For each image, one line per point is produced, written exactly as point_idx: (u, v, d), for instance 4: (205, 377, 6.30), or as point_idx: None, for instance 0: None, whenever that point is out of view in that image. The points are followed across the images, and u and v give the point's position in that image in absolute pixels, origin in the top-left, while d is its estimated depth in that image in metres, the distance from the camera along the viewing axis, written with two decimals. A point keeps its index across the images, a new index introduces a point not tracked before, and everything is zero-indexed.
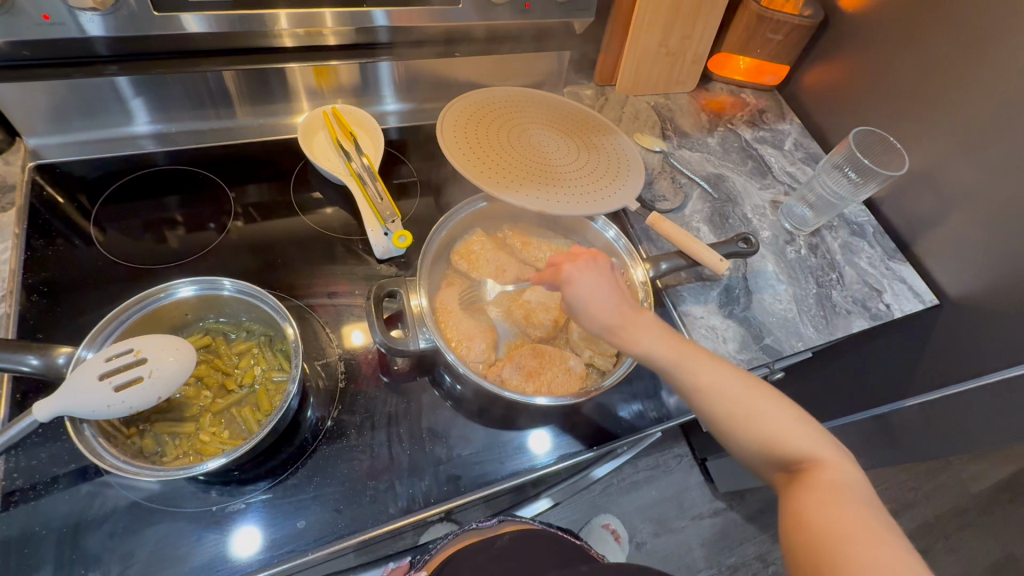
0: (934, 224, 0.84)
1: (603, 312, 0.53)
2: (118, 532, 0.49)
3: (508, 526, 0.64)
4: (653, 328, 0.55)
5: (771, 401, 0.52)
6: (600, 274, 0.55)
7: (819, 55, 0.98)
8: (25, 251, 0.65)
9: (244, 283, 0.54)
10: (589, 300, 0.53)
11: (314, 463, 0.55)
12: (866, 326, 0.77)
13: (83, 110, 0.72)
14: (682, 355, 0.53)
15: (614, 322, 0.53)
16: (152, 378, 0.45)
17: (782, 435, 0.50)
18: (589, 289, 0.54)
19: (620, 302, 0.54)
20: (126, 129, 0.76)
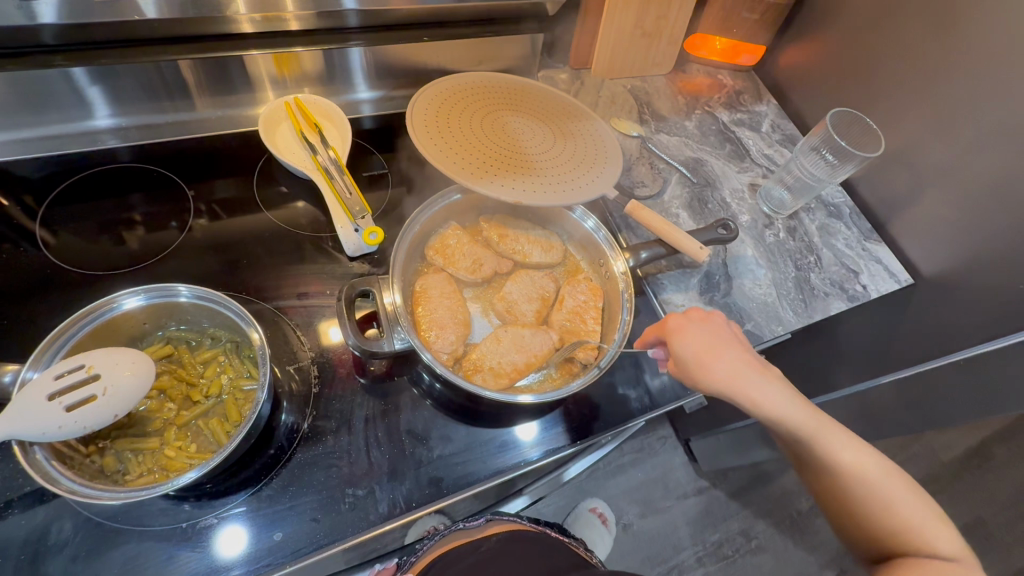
0: (908, 204, 0.84)
1: (719, 363, 0.54)
2: (80, 555, 0.47)
3: (498, 526, 0.64)
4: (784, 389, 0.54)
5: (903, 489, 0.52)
6: (712, 326, 0.57)
7: (796, 34, 0.97)
8: None
9: (204, 288, 0.51)
10: (698, 352, 0.54)
11: (290, 471, 0.53)
12: (844, 308, 0.78)
13: (25, 104, 0.66)
14: (817, 422, 0.53)
15: (732, 373, 0.53)
16: (107, 396, 0.42)
17: (906, 518, 0.51)
18: (700, 338, 0.55)
19: (740, 354, 0.55)
20: (83, 124, 0.70)
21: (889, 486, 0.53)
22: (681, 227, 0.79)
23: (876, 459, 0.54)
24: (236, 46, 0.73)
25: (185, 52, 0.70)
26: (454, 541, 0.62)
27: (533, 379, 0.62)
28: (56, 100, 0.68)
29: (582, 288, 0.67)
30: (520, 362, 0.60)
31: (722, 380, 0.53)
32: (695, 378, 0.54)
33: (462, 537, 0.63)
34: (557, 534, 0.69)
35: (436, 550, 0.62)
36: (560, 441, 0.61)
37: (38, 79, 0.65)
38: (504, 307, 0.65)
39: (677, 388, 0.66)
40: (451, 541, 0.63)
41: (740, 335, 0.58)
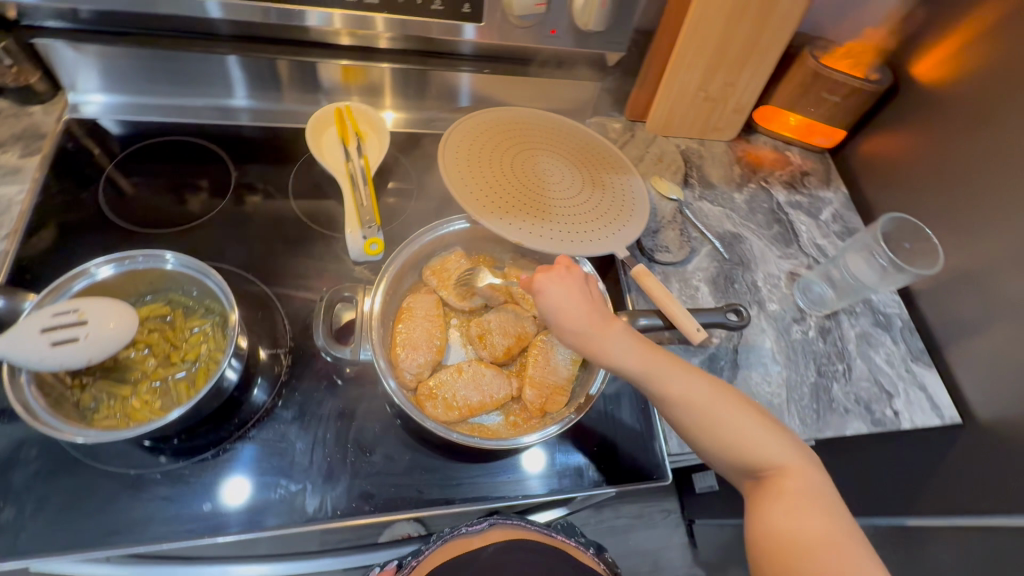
0: (973, 333, 0.74)
1: (570, 320, 0.55)
2: (43, 476, 0.52)
3: (499, 531, 0.63)
4: (624, 337, 0.54)
5: (747, 413, 0.52)
6: (569, 283, 0.56)
7: (882, 124, 0.89)
8: (39, 194, 0.71)
9: (187, 258, 0.55)
10: (557, 309, 0.56)
11: (239, 448, 0.56)
12: (864, 432, 0.71)
13: (174, 79, 0.78)
14: (651, 366, 0.53)
15: (583, 333, 0.55)
16: (87, 340, 0.47)
17: (751, 438, 0.51)
18: (559, 299, 0.56)
19: (590, 312, 0.55)
20: (225, 100, 0.82)
21: (716, 407, 0.52)
22: (697, 301, 0.75)
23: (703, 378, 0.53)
24: (335, 55, 0.79)
25: (287, 54, 0.77)
26: (454, 549, 0.63)
27: (491, 419, 0.62)
28: (151, 75, 0.77)
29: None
30: (480, 401, 0.60)
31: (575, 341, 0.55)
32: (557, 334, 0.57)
33: (464, 546, 0.63)
34: (572, 547, 0.66)
35: (438, 555, 0.62)
36: (523, 487, 0.59)
37: (196, 61, 0.76)
38: (480, 337, 0.65)
39: (642, 468, 0.62)
40: (453, 546, 0.63)
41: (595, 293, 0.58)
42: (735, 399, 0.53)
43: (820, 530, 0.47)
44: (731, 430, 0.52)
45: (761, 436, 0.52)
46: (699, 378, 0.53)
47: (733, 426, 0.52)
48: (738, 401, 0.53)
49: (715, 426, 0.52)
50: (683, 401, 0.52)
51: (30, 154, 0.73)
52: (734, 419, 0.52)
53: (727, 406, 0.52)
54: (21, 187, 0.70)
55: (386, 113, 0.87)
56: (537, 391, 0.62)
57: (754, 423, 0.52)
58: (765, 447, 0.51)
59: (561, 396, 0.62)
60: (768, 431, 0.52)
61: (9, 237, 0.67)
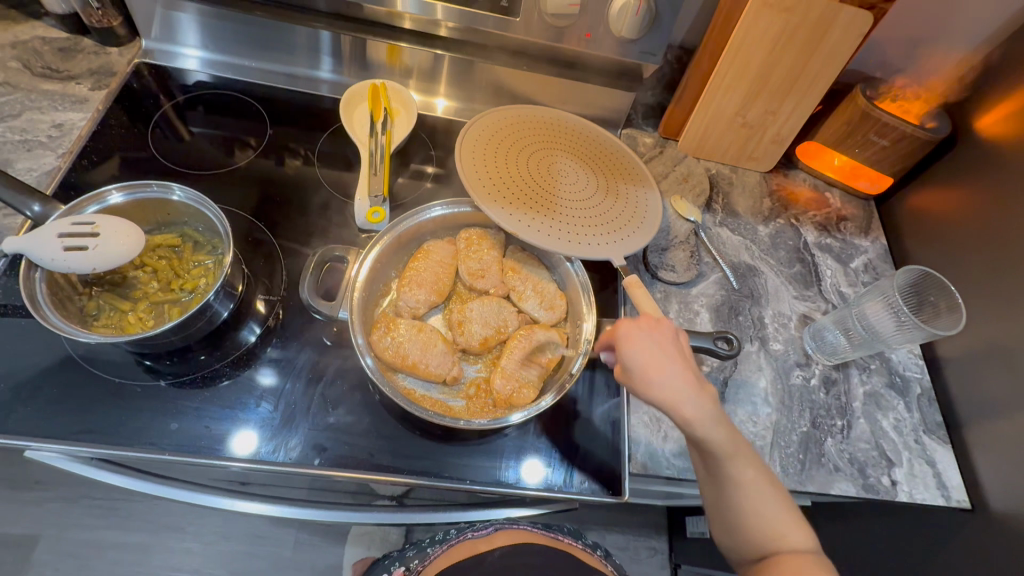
0: (998, 413, 0.67)
1: (663, 378, 0.48)
2: (42, 368, 0.58)
3: (504, 536, 0.67)
4: (715, 405, 0.48)
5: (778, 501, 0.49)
6: (666, 338, 0.50)
7: (934, 177, 0.83)
8: (97, 124, 0.78)
9: (194, 192, 0.59)
10: (647, 362, 0.48)
11: (217, 379, 0.60)
12: (851, 495, 0.66)
13: (257, 44, 0.84)
14: (734, 441, 0.48)
15: (677, 389, 0.47)
16: (95, 250, 0.52)
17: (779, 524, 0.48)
18: (649, 351, 0.49)
19: (684, 374, 0.48)
20: (313, 72, 0.87)
21: (757, 494, 0.49)
22: (695, 326, 0.73)
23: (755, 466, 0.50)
24: (399, 39, 0.82)
25: (354, 32, 0.81)
26: (462, 550, 0.65)
27: (457, 400, 0.63)
28: (217, 34, 0.84)
29: (550, 333, 0.65)
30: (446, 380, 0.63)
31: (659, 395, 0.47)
32: (636, 387, 0.49)
33: (471, 549, 0.65)
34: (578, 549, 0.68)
35: (445, 557, 0.65)
36: (476, 474, 0.59)
37: (279, 31, 0.82)
38: (459, 323, 0.66)
39: (601, 481, 0.61)
40: (461, 548, 0.66)
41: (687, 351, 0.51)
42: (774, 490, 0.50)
43: None
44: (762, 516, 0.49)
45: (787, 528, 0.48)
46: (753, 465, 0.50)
47: (769, 511, 0.49)
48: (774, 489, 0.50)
49: (755, 508, 0.49)
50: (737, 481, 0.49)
51: (100, 88, 0.81)
52: (769, 503, 0.49)
53: (774, 492, 0.49)
54: (85, 116, 0.78)
55: (439, 100, 0.90)
56: (508, 382, 0.62)
57: (786, 508, 0.50)
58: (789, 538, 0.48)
59: (527, 391, 0.62)
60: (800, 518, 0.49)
61: (64, 157, 0.74)
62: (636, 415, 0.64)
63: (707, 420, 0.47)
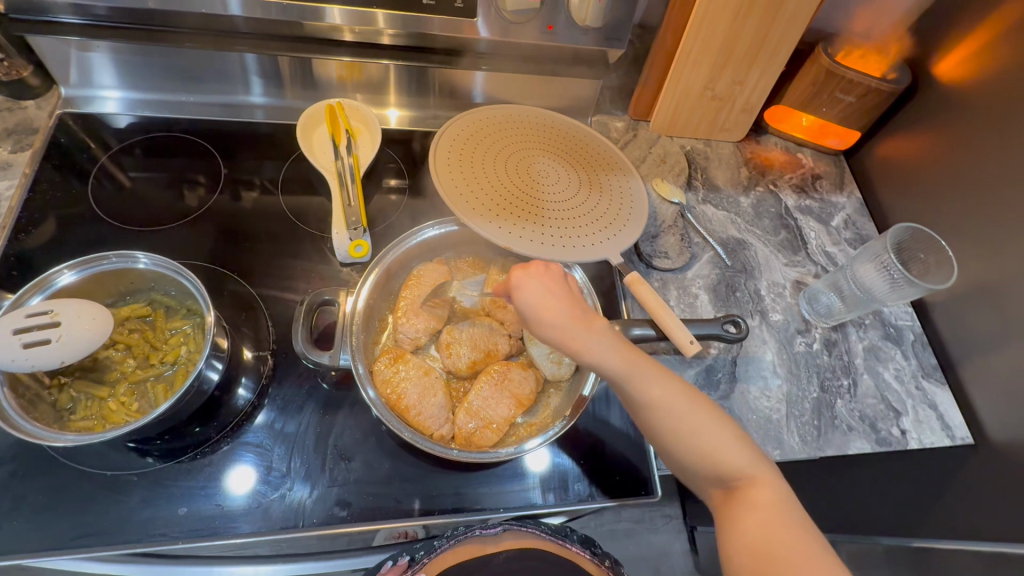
0: (988, 350, 0.70)
1: (554, 316, 0.50)
2: (21, 475, 0.52)
3: (511, 539, 0.56)
4: (603, 336, 0.50)
5: (707, 417, 0.50)
6: (552, 282, 0.52)
7: (899, 126, 0.84)
8: (28, 189, 0.70)
9: (161, 257, 0.54)
10: (537, 306, 0.50)
11: (218, 451, 0.56)
12: (867, 451, 0.68)
13: (186, 76, 0.78)
14: (631, 364, 0.50)
15: (560, 330, 0.50)
16: (60, 342, 0.46)
17: (717, 447, 0.49)
18: (539, 296, 0.51)
19: (571, 311, 0.51)
20: (242, 98, 0.81)
21: (687, 417, 0.50)
22: (696, 310, 0.72)
23: (666, 382, 0.51)
24: (333, 51, 0.76)
25: (286, 50, 0.75)
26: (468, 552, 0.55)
27: None
28: (139, 71, 0.76)
29: (527, 373, 0.62)
30: (450, 416, 0.60)
31: (554, 337, 0.50)
32: (534, 331, 0.51)
33: (475, 550, 0.55)
34: (587, 561, 0.57)
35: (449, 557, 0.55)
36: (509, 501, 0.58)
37: (209, 59, 0.75)
38: (448, 345, 0.63)
39: (635, 482, 0.60)
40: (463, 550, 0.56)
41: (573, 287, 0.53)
42: (703, 406, 0.51)
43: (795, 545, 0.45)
44: (692, 438, 0.49)
45: (724, 441, 0.49)
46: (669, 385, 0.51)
47: (707, 439, 0.49)
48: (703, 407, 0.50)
49: (685, 434, 0.49)
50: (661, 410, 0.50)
51: (23, 149, 0.73)
52: (705, 431, 0.49)
53: (689, 407, 0.50)
54: (12, 182, 0.70)
55: (390, 111, 0.85)
56: (510, 404, 0.60)
57: (722, 429, 0.50)
58: (727, 450, 0.49)
59: (491, 432, 0.59)
60: (740, 440, 0.50)
61: None
62: None
63: (592, 351, 0.49)
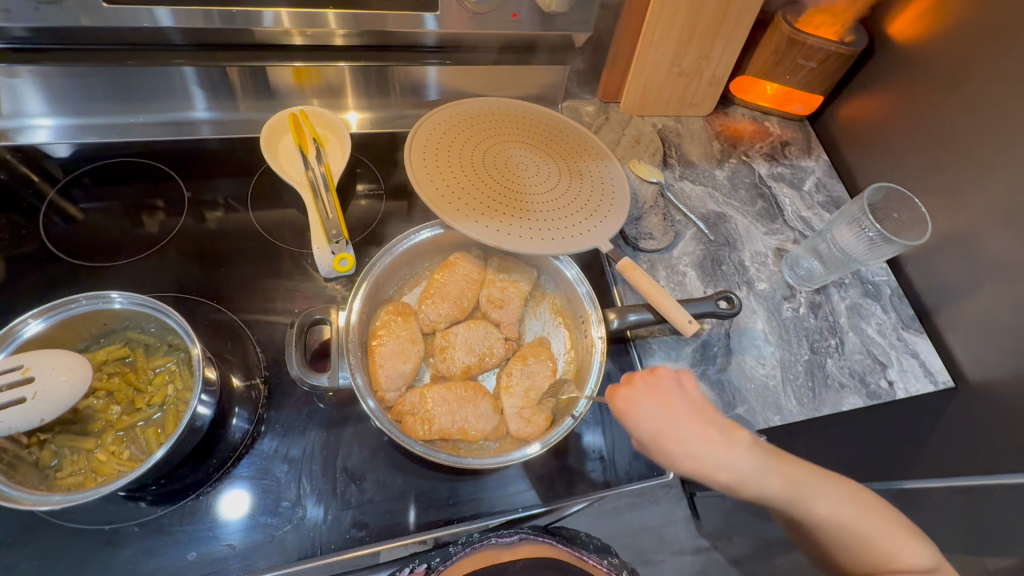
0: (961, 296, 0.73)
1: (680, 446, 0.49)
2: (11, 542, 0.49)
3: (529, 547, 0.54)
4: (744, 449, 0.49)
5: (874, 517, 0.49)
6: (671, 402, 0.50)
7: (860, 87, 0.86)
8: None
9: (137, 295, 0.51)
10: (658, 430, 0.49)
11: (221, 489, 0.53)
12: (860, 406, 0.70)
13: (128, 96, 0.73)
14: (790, 483, 0.49)
15: (700, 458, 0.48)
16: (36, 399, 0.43)
17: (883, 546, 0.48)
18: (659, 420, 0.50)
19: (704, 432, 0.49)
20: (185, 114, 0.76)
21: (852, 516, 0.49)
22: (686, 288, 0.73)
23: (834, 487, 0.50)
24: (284, 57, 0.73)
25: (235, 60, 0.71)
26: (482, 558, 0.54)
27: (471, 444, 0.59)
28: (76, 95, 0.71)
29: (528, 371, 0.62)
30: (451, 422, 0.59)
31: (687, 467, 0.48)
32: (660, 460, 0.50)
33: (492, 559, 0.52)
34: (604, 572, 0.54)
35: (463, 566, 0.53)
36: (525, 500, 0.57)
37: (150, 76, 0.71)
38: (443, 349, 0.62)
39: (646, 464, 0.61)
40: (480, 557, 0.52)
41: (698, 401, 0.51)
42: (865, 498, 0.50)
43: None
44: (859, 541, 0.48)
45: (886, 535, 0.48)
46: (830, 488, 0.50)
47: (878, 540, 0.48)
48: (866, 508, 0.49)
49: (860, 539, 0.48)
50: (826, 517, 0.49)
51: None
52: (868, 527, 0.49)
53: (865, 512, 0.49)
54: None
55: (350, 114, 0.82)
56: (515, 398, 0.60)
57: (890, 524, 0.49)
58: (893, 545, 0.48)
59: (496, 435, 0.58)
60: (908, 534, 0.49)
61: None
62: None
63: (753, 475, 0.48)
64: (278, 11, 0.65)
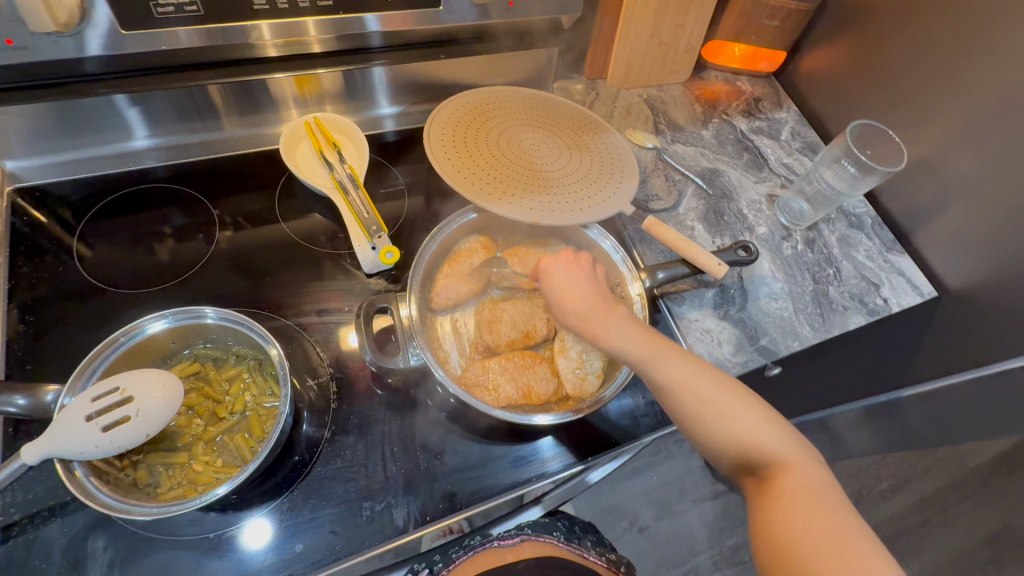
0: (933, 215, 0.81)
1: (575, 303, 0.59)
2: (121, 562, 0.50)
3: (529, 547, 0.65)
4: (622, 319, 0.58)
5: (743, 405, 0.54)
6: (575, 270, 0.61)
7: (818, 39, 0.94)
8: (8, 276, 0.64)
9: (227, 310, 0.54)
10: (561, 291, 0.59)
11: (311, 484, 0.55)
12: (863, 323, 0.77)
13: (78, 128, 0.71)
14: (652, 351, 0.56)
15: (584, 312, 0.58)
16: (139, 417, 0.45)
17: (752, 433, 0.53)
18: (562, 282, 0.60)
19: (594, 297, 0.59)
20: (125, 145, 0.75)
21: (725, 406, 0.53)
22: (697, 240, 0.79)
23: (707, 378, 0.54)
24: (263, 70, 0.74)
25: (213, 77, 0.72)
26: (486, 560, 0.63)
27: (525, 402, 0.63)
28: (80, 129, 0.71)
29: (579, 334, 0.66)
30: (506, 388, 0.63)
31: (576, 322, 0.58)
32: (559, 316, 0.60)
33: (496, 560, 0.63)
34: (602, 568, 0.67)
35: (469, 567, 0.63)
36: (593, 449, 0.62)
37: (86, 108, 0.69)
38: (490, 322, 0.66)
39: None
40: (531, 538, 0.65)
41: (599, 276, 0.62)
42: (742, 394, 0.54)
43: (830, 531, 0.47)
44: (732, 428, 0.53)
45: (754, 422, 0.53)
46: (710, 378, 0.54)
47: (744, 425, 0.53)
48: (744, 400, 0.54)
49: (733, 427, 0.53)
50: (694, 396, 0.54)
51: None
52: (741, 417, 0.53)
53: (740, 402, 0.54)
54: None
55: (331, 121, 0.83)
56: (571, 360, 0.64)
57: (762, 420, 0.53)
58: (752, 430, 0.53)
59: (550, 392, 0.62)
60: (770, 423, 0.53)
61: None
62: (692, 334, 0.72)
63: (613, 333, 0.57)
64: (261, 24, 0.65)
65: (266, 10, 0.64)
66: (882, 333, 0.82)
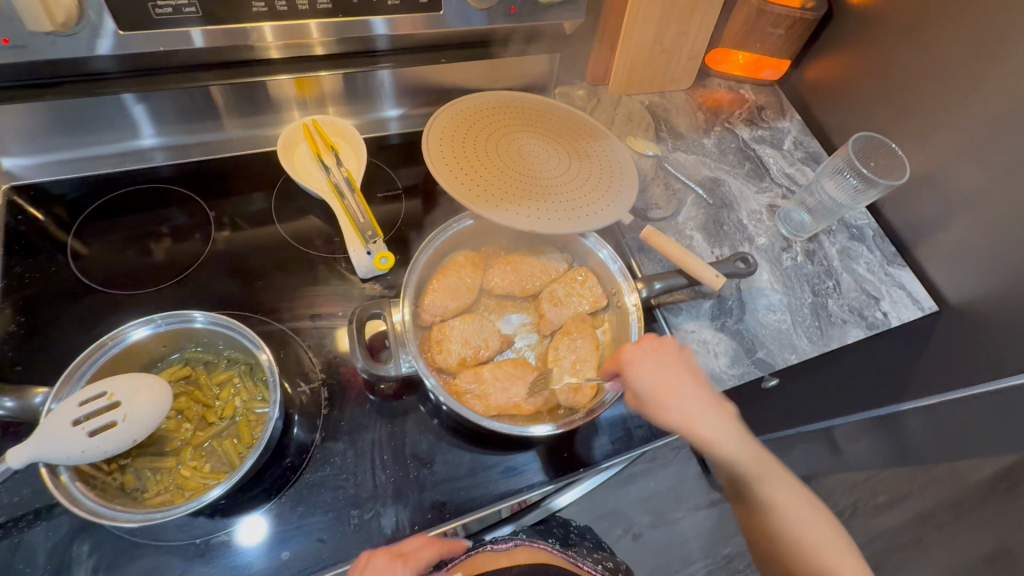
0: (936, 229, 0.81)
1: (677, 400, 0.55)
2: (105, 568, 0.49)
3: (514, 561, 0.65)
4: (725, 421, 0.55)
5: (824, 526, 0.54)
6: (669, 360, 0.57)
7: (823, 49, 0.93)
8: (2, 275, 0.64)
9: (216, 314, 0.54)
10: (655, 385, 0.55)
11: (299, 491, 0.55)
12: (862, 337, 0.76)
13: (70, 127, 0.70)
14: (757, 463, 0.54)
15: (687, 410, 0.54)
16: (126, 422, 0.45)
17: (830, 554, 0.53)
18: (656, 374, 0.56)
19: (693, 393, 0.56)
20: (132, 142, 0.75)
21: (809, 524, 0.54)
22: (695, 250, 0.78)
23: (792, 493, 0.55)
24: (265, 71, 0.73)
25: (213, 80, 0.71)
26: None
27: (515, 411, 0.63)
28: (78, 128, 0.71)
29: (572, 345, 0.65)
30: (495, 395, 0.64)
31: (676, 418, 0.54)
32: (651, 413, 0.55)
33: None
34: None
35: None
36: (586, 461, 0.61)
37: (81, 107, 0.68)
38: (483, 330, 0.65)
39: None
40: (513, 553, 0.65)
41: (696, 368, 0.58)
42: (821, 514, 0.55)
43: None
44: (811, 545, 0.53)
45: (833, 545, 0.53)
46: (795, 493, 0.55)
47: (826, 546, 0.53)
48: (825, 522, 0.54)
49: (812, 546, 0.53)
50: (783, 510, 0.54)
51: None
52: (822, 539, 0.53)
53: (821, 521, 0.54)
54: None
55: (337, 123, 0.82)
56: (563, 370, 0.64)
57: (840, 542, 0.54)
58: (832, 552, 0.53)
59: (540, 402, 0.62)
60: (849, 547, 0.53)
61: None
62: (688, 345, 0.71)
63: (717, 434, 0.54)
64: (265, 26, 0.65)
65: (268, 13, 0.64)
66: (881, 347, 0.81)
